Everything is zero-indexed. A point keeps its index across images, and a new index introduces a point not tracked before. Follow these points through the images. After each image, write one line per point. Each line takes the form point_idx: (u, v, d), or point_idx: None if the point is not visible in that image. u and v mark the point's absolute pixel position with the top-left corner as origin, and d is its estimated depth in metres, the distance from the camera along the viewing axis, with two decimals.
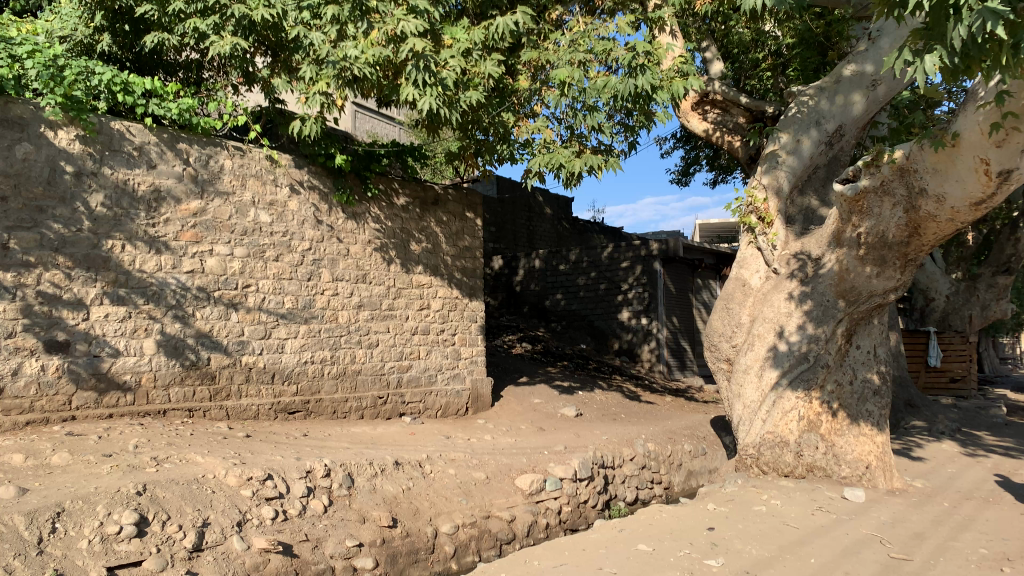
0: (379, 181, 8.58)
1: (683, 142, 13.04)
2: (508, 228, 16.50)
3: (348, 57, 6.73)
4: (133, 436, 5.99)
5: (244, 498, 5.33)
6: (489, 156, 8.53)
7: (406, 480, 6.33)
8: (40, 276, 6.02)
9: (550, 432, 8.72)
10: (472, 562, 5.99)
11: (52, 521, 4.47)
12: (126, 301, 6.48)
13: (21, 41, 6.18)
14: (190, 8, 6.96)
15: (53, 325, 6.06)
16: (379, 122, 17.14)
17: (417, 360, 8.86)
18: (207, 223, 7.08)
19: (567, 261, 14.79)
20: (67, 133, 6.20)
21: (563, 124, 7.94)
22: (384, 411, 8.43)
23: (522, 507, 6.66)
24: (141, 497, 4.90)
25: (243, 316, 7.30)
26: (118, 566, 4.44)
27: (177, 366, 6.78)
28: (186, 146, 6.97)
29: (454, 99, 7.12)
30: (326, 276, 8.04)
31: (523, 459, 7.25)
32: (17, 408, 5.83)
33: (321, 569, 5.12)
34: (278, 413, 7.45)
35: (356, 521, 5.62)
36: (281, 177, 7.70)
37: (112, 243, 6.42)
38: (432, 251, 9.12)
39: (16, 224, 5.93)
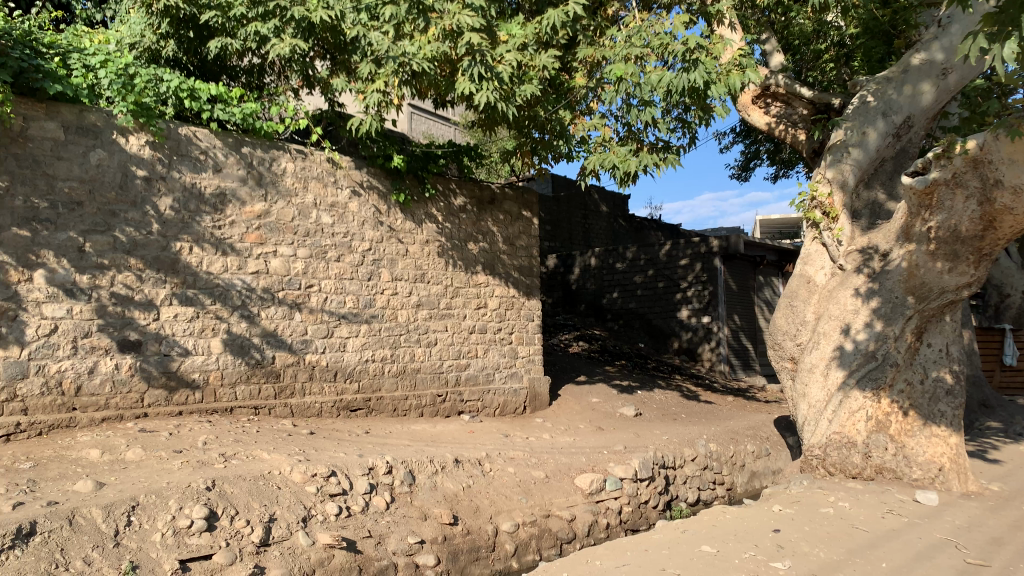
0: (437, 182, 8.64)
1: (743, 136, 12.82)
2: (564, 226, 16.47)
3: (407, 53, 6.79)
4: (202, 433, 6.16)
5: (309, 494, 5.43)
6: (545, 154, 8.51)
7: (466, 478, 6.36)
8: (113, 278, 6.23)
9: (609, 432, 8.66)
10: (532, 561, 6.00)
11: (127, 514, 4.63)
12: (194, 301, 6.67)
13: (94, 51, 6.38)
14: (251, 13, 7.12)
15: (126, 325, 6.27)
16: (434, 123, 17.26)
17: (475, 359, 8.90)
18: (271, 225, 7.24)
19: (624, 259, 14.69)
20: (137, 139, 6.40)
21: (619, 121, 7.87)
22: (443, 409, 8.50)
23: (582, 507, 6.61)
24: (210, 492, 5.04)
25: (306, 316, 7.44)
26: (190, 559, 4.55)
27: (243, 365, 6.95)
28: (250, 149, 7.13)
29: (509, 94, 7.15)
30: (386, 275, 8.13)
31: (583, 458, 7.22)
32: (93, 405, 6.06)
33: (384, 566, 5.17)
34: (340, 410, 7.59)
35: (417, 518, 5.68)
36: (341, 179, 7.82)
37: (180, 245, 6.62)
38: (490, 250, 9.15)
39: (91, 228, 6.15)
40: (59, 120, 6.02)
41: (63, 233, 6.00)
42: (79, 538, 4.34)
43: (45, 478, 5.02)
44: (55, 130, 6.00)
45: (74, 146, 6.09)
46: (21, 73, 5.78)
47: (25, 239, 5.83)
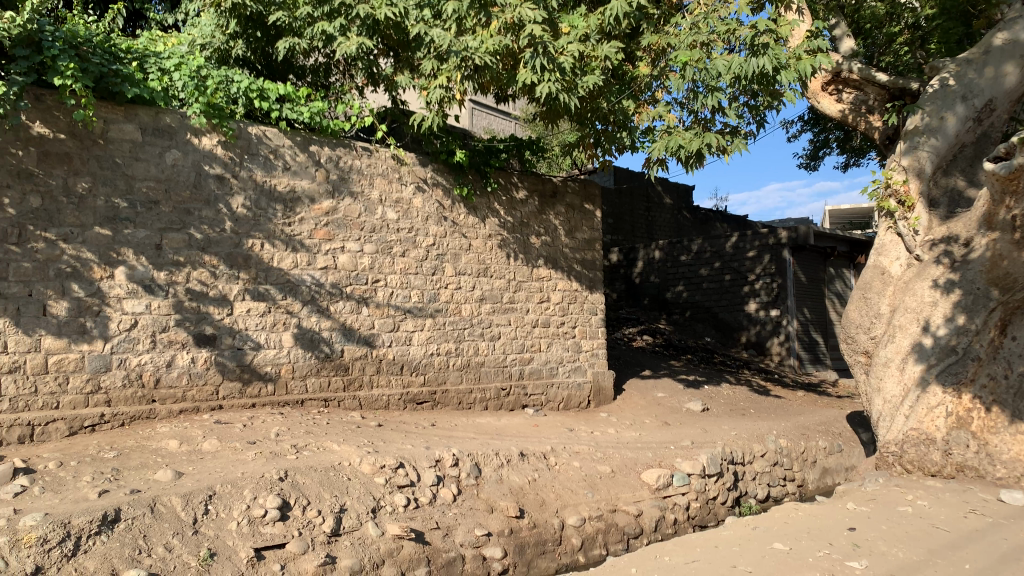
0: (499, 176, 8.65)
1: (812, 125, 12.48)
2: (626, 219, 16.35)
3: (469, 48, 6.80)
4: (275, 425, 6.32)
5: (378, 485, 5.52)
6: (609, 146, 8.39)
7: (532, 471, 6.37)
8: (189, 274, 6.43)
9: (675, 426, 8.56)
10: (599, 556, 5.96)
11: (204, 503, 4.78)
12: (265, 296, 6.84)
13: (168, 54, 6.59)
14: (317, 12, 7.24)
15: (201, 319, 6.47)
16: (495, 118, 17.27)
17: (539, 353, 8.89)
18: (338, 221, 7.36)
19: (689, 252, 14.49)
20: (210, 139, 6.58)
21: (684, 109, 7.72)
22: (507, 402, 8.52)
23: (649, 502, 6.53)
24: (283, 483, 5.17)
25: (373, 310, 7.56)
26: (265, 547, 4.67)
27: (313, 358, 7.10)
28: (318, 147, 7.27)
29: (572, 85, 7.11)
30: (450, 270, 8.19)
31: (649, 453, 7.13)
32: (171, 397, 6.29)
33: (452, 557, 5.22)
34: (407, 403, 7.70)
35: (484, 511, 5.71)
36: (406, 175, 7.89)
37: (252, 242, 6.79)
38: (552, 243, 9.12)
39: (167, 226, 6.34)
40: (137, 122, 6.22)
41: (142, 231, 6.21)
42: (160, 525, 4.50)
43: (128, 467, 5.22)
44: (133, 132, 6.20)
45: (151, 147, 6.29)
46: (101, 78, 5.95)
47: (107, 238, 6.04)
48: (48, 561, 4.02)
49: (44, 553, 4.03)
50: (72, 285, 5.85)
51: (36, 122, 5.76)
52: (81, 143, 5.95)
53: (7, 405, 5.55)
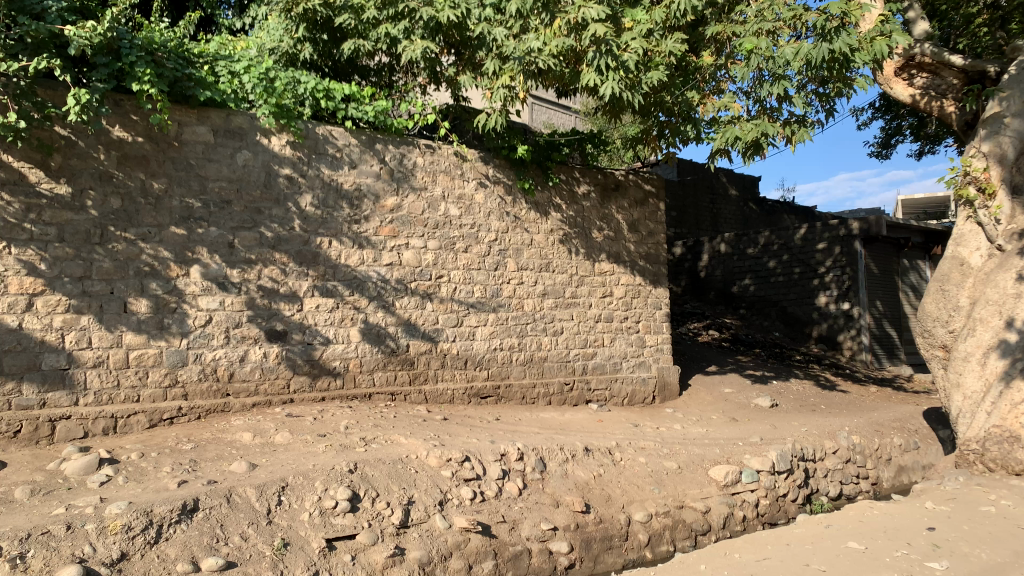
0: (561, 171, 8.64)
1: (883, 112, 12.08)
2: (690, 212, 16.15)
3: (532, 50, 6.86)
4: (344, 418, 6.46)
5: (444, 478, 5.58)
6: (673, 139, 8.21)
7: (597, 466, 6.34)
8: (260, 271, 6.60)
9: (743, 422, 8.42)
10: (666, 552, 5.91)
11: (277, 494, 4.91)
12: (334, 292, 6.98)
13: (239, 58, 6.78)
14: (382, 15, 7.33)
15: (272, 316, 6.64)
16: (556, 113, 17.24)
17: (602, 348, 8.84)
18: (403, 218, 7.46)
19: (756, 244, 14.22)
20: (279, 139, 6.75)
21: (750, 98, 7.55)
22: (571, 397, 8.51)
23: (717, 498, 6.44)
24: (353, 474, 5.27)
25: (437, 306, 7.63)
26: (335, 538, 4.78)
27: (379, 353, 7.22)
28: (383, 146, 7.38)
29: (635, 82, 7.05)
30: (512, 265, 8.21)
31: (717, 449, 7.02)
32: (245, 391, 6.48)
33: (518, 551, 5.24)
34: (471, 397, 7.77)
35: (550, 505, 5.72)
36: (468, 172, 7.95)
37: (321, 240, 6.94)
38: (616, 238, 9.06)
39: (240, 225, 6.52)
40: (209, 124, 6.41)
41: (215, 230, 6.40)
42: (236, 515, 4.65)
43: (205, 458, 5.41)
44: (206, 134, 6.39)
45: (224, 148, 6.47)
46: (175, 82, 6.15)
47: (182, 237, 6.24)
48: (133, 548, 4.19)
49: (129, 540, 4.20)
50: (150, 282, 6.07)
51: (116, 127, 5.97)
52: (157, 146, 6.16)
53: (92, 398, 5.79)
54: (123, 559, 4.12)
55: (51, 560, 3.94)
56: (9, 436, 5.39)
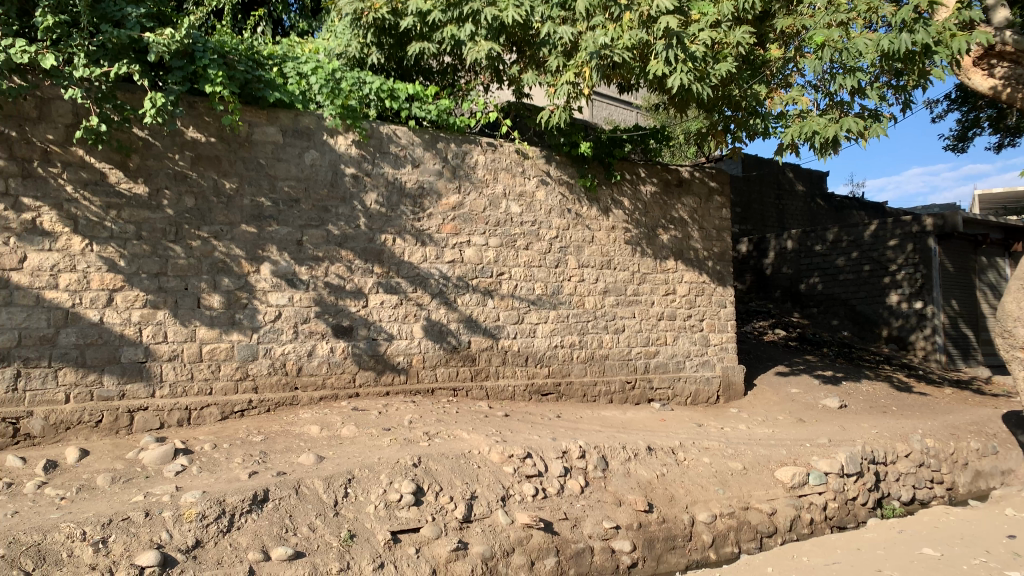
0: (624, 167, 8.57)
1: (959, 103, 11.69)
2: (755, 208, 15.85)
3: (605, 45, 6.73)
4: (408, 412, 6.56)
5: (507, 474, 5.61)
6: (740, 133, 8.07)
7: (659, 466, 6.27)
8: (327, 268, 6.75)
9: (811, 423, 8.23)
10: (731, 553, 5.83)
11: (344, 486, 5.02)
12: (397, 289, 7.09)
13: (306, 59, 6.91)
14: (447, 16, 7.41)
15: (339, 312, 6.78)
16: (618, 109, 17.08)
17: (665, 346, 8.74)
18: (465, 215, 7.52)
19: (824, 242, 13.88)
20: (345, 139, 6.88)
21: (820, 92, 7.40)
22: (633, 396, 8.45)
23: (783, 500, 6.31)
24: (417, 468, 5.34)
25: (498, 302, 7.67)
26: (400, 531, 4.85)
27: (442, 349, 7.31)
28: (445, 144, 7.44)
29: (704, 74, 6.97)
30: (573, 262, 8.19)
31: (783, 450, 6.87)
32: (313, 384, 6.64)
33: (580, 548, 5.24)
34: (532, 394, 7.79)
35: (612, 503, 5.68)
36: (530, 169, 7.96)
37: (385, 237, 7.05)
38: (680, 235, 8.96)
39: (307, 223, 6.67)
40: (278, 125, 6.57)
41: (284, 228, 6.55)
42: (304, 506, 4.77)
43: (274, 450, 5.55)
44: (275, 134, 6.55)
45: (292, 148, 6.63)
46: (247, 83, 6.34)
47: (253, 235, 6.42)
48: (206, 535, 4.33)
49: (203, 528, 4.35)
50: (223, 278, 6.26)
51: (190, 128, 6.16)
52: (229, 146, 6.34)
53: (168, 390, 6.01)
54: (197, 546, 4.27)
55: (132, 545, 4.11)
56: (92, 425, 5.65)
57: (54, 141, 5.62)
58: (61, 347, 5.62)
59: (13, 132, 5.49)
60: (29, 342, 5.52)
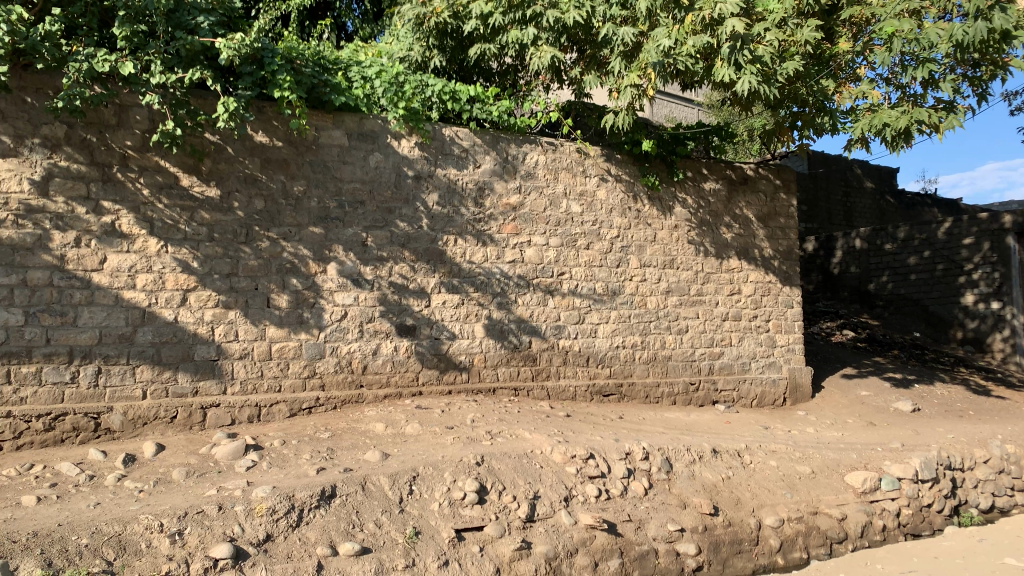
0: (687, 165, 8.46)
1: None
2: (822, 205, 15.48)
3: (667, 49, 6.73)
4: (470, 411, 6.61)
5: (569, 474, 5.60)
6: (807, 130, 7.89)
7: (725, 469, 6.17)
8: (391, 268, 6.84)
9: (883, 427, 8.00)
10: (799, 559, 5.71)
11: (409, 483, 5.10)
12: (459, 289, 7.15)
13: (369, 64, 7.03)
14: (508, 19, 7.47)
15: (402, 311, 6.87)
16: (679, 106, 16.85)
17: (729, 347, 8.60)
18: (525, 215, 7.54)
19: (894, 240, 13.47)
20: (408, 141, 6.97)
21: (891, 85, 7.22)
22: (697, 398, 8.34)
23: (854, 506, 6.15)
24: (480, 467, 5.37)
25: (559, 302, 7.66)
26: (464, 529, 4.90)
27: (503, 348, 7.34)
28: (506, 144, 7.47)
29: (771, 74, 6.90)
30: (635, 262, 8.12)
31: (854, 455, 6.69)
32: (378, 383, 6.75)
33: (645, 551, 5.20)
34: (594, 395, 7.77)
35: (676, 506, 5.62)
36: (590, 168, 7.93)
37: (446, 238, 7.12)
38: (745, 234, 8.81)
39: (372, 224, 6.78)
40: (344, 128, 6.69)
41: (350, 229, 6.68)
42: (370, 503, 4.86)
43: (341, 447, 5.66)
44: (341, 137, 6.67)
45: (357, 151, 6.74)
46: (313, 88, 6.48)
47: (320, 236, 6.55)
48: (277, 530, 4.44)
49: (273, 522, 4.47)
50: (291, 279, 6.41)
51: (260, 132, 6.32)
52: (296, 149, 6.48)
53: (239, 387, 6.18)
54: (268, 540, 4.38)
55: (206, 537, 4.24)
56: (167, 420, 5.86)
57: (132, 147, 5.83)
58: (138, 345, 5.83)
59: (94, 138, 5.71)
60: (109, 341, 5.75)
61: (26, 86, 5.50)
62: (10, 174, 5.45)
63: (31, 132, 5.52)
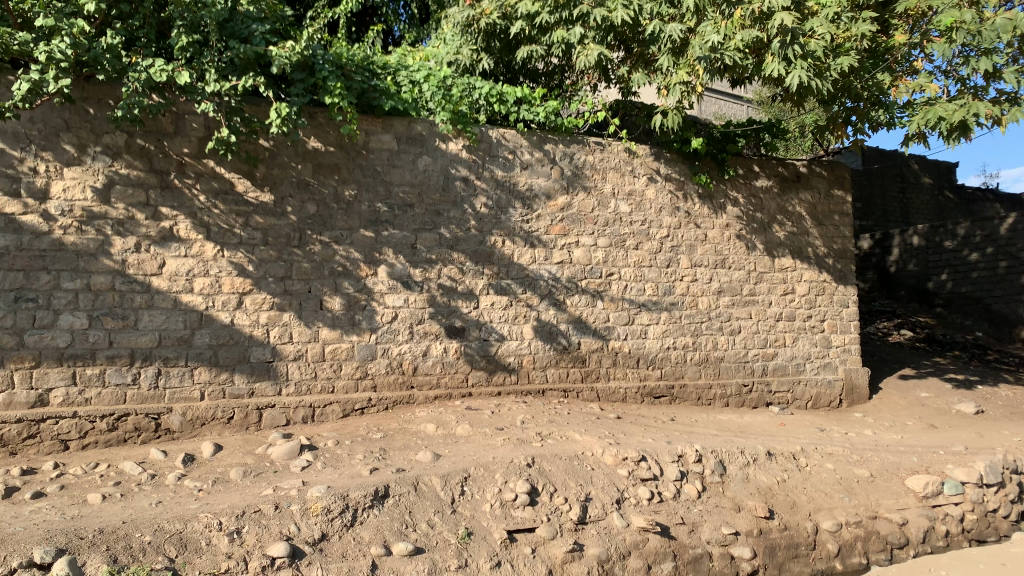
0: (737, 163, 8.35)
1: None
2: (877, 201, 15.11)
3: (716, 45, 6.62)
4: (520, 413, 6.62)
5: (621, 477, 5.57)
6: (862, 125, 7.72)
7: (781, 471, 6.06)
8: (440, 271, 6.89)
9: (944, 430, 7.77)
10: (858, 564, 5.59)
11: (461, 484, 5.12)
12: (508, 290, 7.16)
13: (417, 67, 7.10)
14: (555, 18, 7.43)
15: (451, 313, 6.91)
16: (728, 104, 16.64)
17: (783, 348, 8.45)
18: (573, 216, 7.52)
19: (954, 237, 13.08)
20: (456, 144, 7.01)
21: (950, 78, 7.02)
22: (750, 399, 8.22)
23: (915, 510, 5.98)
24: (531, 468, 5.38)
25: (608, 303, 7.62)
26: (516, 530, 4.90)
27: (552, 350, 7.33)
28: (553, 145, 7.45)
29: (824, 69, 6.76)
30: (685, 262, 8.04)
31: (914, 458, 6.53)
32: (428, 384, 6.80)
33: (699, 554, 5.15)
34: (644, 396, 7.71)
35: (731, 509, 5.55)
36: (639, 167, 7.87)
37: (495, 240, 7.14)
38: (797, 232, 8.65)
39: (421, 227, 6.84)
40: (393, 132, 6.76)
41: (400, 232, 6.74)
42: (423, 503, 4.90)
43: (393, 447, 5.73)
44: (390, 142, 6.75)
45: (406, 154, 6.81)
46: (363, 93, 6.58)
47: (370, 239, 6.63)
48: (332, 529, 4.51)
49: (328, 522, 4.53)
50: (343, 282, 6.50)
51: (311, 138, 6.43)
52: (347, 154, 6.57)
53: (293, 388, 6.29)
54: (323, 539, 4.44)
55: (264, 536, 4.32)
56: (224, 421, 5.98)
57: (189, 154, 5.98)
58: (196, 348, 5.98)
59: (153, 146, 5.87)
60: (169, 343, 5.90)
61: (88, 96, 5.68)
62: (74, 182, 5.64)
63: (93, 142, 5.71)
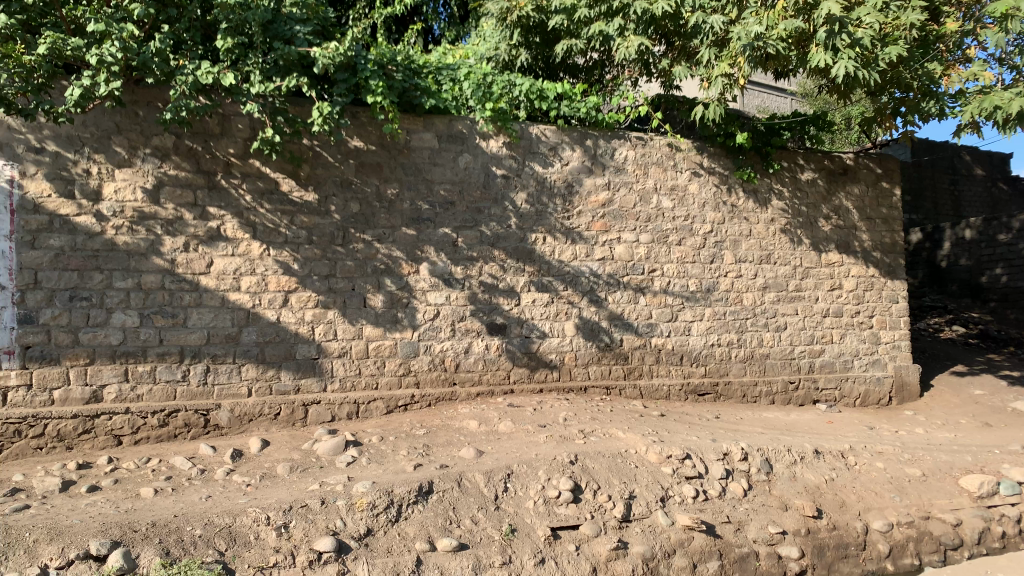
0: (781, 157, 8.21)
1: None
2: (926, 194, 14.75)
3: (759, 35, 6.50)
4: (563, 410, 6.61)
5: (665, 475, 5.52)
6: (911, 116, 7.50)
7: (829, 470, 5.96)
8: (481, 268, 6.91)
9: (999, 429, 7.55)
10: (910, 565, 5.47)
11: (504, 481, 5.14)
12: (549, 287, 7.15)
13: (459, 66, 7.13)
14: (595, 12, 7.40)
15: (493, 310, 6.92)
16: (771, 97, 16.42)
17: (830, 344, 8.30)
18: (614, 213, 7.47)
19: (1009, 230, 12.69)
20: (496, 141, 7.01)
21: (1004, 66, 6.80)
22: (796, 397, 8.09)
23: (969, 511, 5.82)
24: (574, 466, 5.36)
25: (650, 299, 7.56)
26: (560, 527, 4.89)
27: (594, 347, 7.30)
28: (594, 141, 7.41)
29: (872, 58, 6.59)
30: (729, 257, 7.94)
31: (968, 458, 6.38)
32: (470, 381, 6.82)
33: (745, 553, 5.08)
34: (688, 394, 7.64)
35: (778, 508, 5.47)
36: (681, 162, 7.79)
37: (536, 236, 7.13)
38: (844, 226, 8.48)
39: (462, 224, 6.86)
40: (434, 131, 6.79)
41: (441, 229, 6.77)
42: (467, 499, 4.92)
43: (437, 443, 5.76)
44: (431, 140, 6.78)
45: (447, 152, 6.83)
46: (405, 92, 6.64)
47: (412, 237, 6.67)
48: (377, 524, 4.55)
49: (374, 517, 4.58)
50: (386, 279, 6.55)
51: (354, 137, 6.49)
52: (389, 153, 6.62)
53: (338, 385, 6.37)
54: (369, 534, 4.49)
55: (310, 531, 4.38)
56: (271, 417, 6.08)
57: (235, 154, 6.08)
58: (244, 345, 6.08)
59: (200, 148, 5.98)
60: (217, 341, 6.02)
61: (138, 100, 5.81)
62: (125, 184, 5.78)
63: (143, 144, 5.84)
